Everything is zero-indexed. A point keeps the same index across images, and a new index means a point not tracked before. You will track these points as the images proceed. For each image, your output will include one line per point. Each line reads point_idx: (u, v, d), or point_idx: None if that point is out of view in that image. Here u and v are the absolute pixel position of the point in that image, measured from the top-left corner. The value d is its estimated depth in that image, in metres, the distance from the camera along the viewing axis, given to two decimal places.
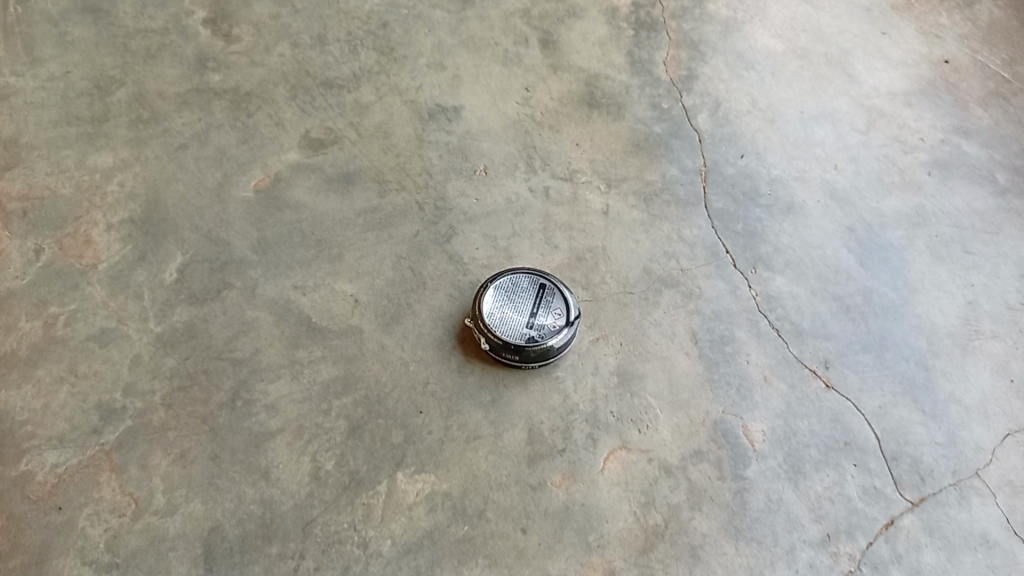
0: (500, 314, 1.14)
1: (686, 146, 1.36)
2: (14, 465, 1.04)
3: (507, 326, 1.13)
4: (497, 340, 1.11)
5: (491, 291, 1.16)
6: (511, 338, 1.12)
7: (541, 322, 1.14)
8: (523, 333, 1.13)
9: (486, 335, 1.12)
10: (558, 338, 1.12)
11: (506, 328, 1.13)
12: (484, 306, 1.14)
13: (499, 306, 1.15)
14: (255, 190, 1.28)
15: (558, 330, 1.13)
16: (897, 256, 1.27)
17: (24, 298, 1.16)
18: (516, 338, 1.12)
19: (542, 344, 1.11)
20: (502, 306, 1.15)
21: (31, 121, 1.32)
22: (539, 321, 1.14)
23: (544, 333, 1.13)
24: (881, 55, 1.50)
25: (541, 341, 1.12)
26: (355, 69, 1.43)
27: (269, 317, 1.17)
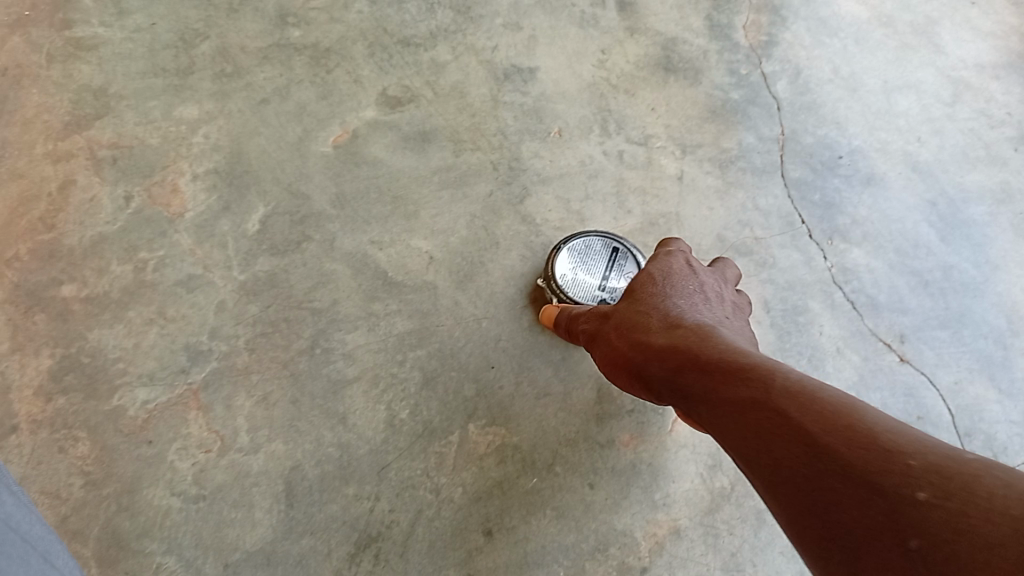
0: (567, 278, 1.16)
1: (763, 114, 1.35)
2: (107, 400, 1.10)
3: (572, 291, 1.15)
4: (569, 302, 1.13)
5: (565, 253, 1.17)
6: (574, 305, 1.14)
7: (613, 285, 1.17)
8: (595, 295, 1.16)
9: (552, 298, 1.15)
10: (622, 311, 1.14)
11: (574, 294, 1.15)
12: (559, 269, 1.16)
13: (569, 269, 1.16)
14: (334, 145, 1.31)
15: None
16: (980, 232, 1.26)
17: (115, 242, 1.21)
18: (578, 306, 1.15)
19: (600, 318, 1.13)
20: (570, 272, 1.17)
21: (120, 71, 1.36)
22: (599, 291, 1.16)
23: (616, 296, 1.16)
24: (970, 25, 1.44)
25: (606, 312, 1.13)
26: (432, 28, 1.43)
27: (347, 269, 1.20)
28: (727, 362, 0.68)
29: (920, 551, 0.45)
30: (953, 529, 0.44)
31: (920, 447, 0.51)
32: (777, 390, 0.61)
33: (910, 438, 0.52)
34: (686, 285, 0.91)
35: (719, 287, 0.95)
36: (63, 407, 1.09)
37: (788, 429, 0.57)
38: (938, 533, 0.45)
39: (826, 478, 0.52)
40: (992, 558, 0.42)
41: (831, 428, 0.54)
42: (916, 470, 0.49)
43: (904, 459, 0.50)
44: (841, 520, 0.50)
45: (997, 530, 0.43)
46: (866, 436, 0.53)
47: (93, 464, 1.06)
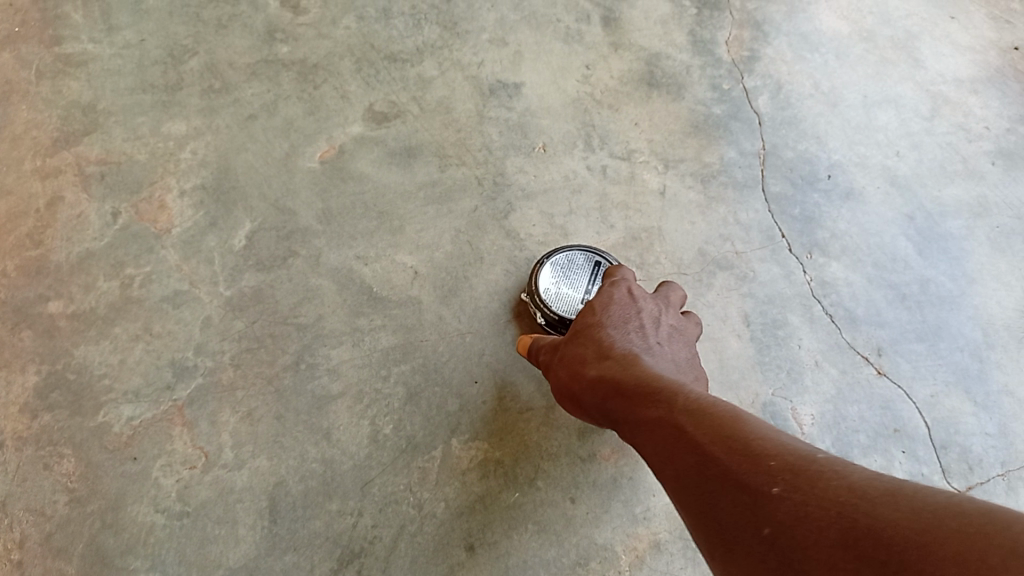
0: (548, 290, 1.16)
1: (745, 128, 1.36)
2: (93, 416, 1.11)
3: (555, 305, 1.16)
4: (553, 315, 1.14)
5: (548, 267, 1.18)
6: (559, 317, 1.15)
7: None
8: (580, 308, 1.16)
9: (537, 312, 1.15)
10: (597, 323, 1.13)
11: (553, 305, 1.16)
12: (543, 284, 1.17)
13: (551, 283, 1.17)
14: (320, 161, 1.32)
15: None
16: (957, 246, 1.27)
17: (102, 258, 1.22)
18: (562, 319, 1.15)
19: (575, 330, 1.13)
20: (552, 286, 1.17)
21: (108, 87, 1.37)
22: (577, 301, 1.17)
23: None
24: (949, 40, 1.46)
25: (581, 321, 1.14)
26: (419, 43, 1.45)
27: (332, 285, 1.21)
28: (644, 389, 0.76)
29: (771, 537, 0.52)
30: (794, 514, 0.52)
31: (782, 450, 0.59)
32: (679, 412, 0.69)
33: (778, 444, 0.60)
34: (625, 313, 0.95)
35: (661, 312, 0.98)
36: (48, 423, 1.10)
37: (686, 445, 0.65)
38: (783, 522, 0.52)
39: (713, 485, 0.60)
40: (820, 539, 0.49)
41: (717, 443, 0.62)
42: (774, 470, 0.57)
43: (767, 462, 0.58)
44: (722, 520, 0.58)
45: (826, 514, 0.50)
46: (742, 445, 0.61)
47: (79, 480, 1.07)
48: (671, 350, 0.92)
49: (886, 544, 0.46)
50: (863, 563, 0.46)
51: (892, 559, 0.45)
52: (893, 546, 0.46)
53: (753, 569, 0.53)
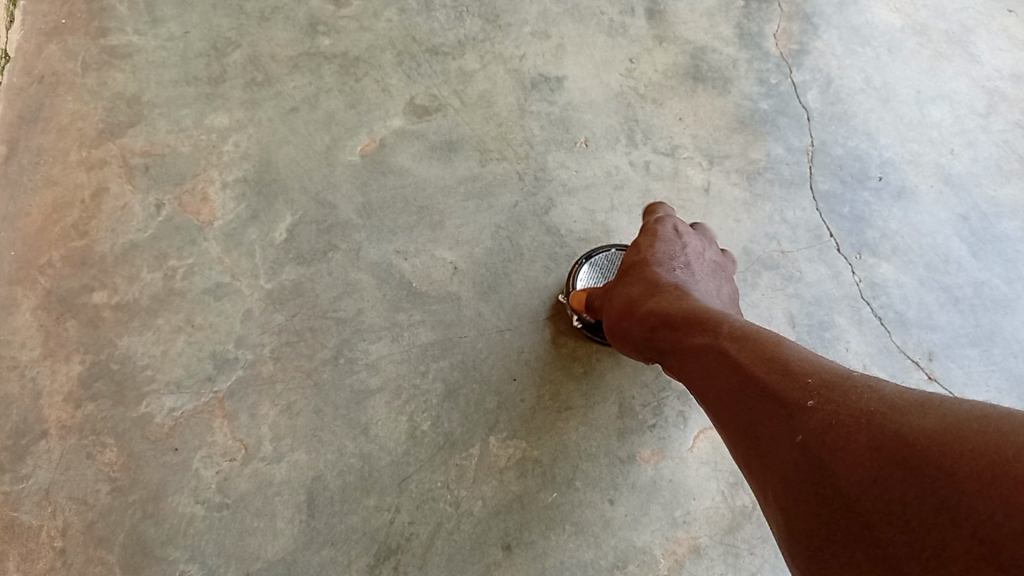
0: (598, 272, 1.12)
1: (793, 124, 1.33)
2: (135, 406, 1.12)
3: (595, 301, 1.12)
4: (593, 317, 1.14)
5: (586, 269, 1.18)
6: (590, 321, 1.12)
7: None
8: None
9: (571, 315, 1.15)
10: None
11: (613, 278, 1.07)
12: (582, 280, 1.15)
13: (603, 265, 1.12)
14: (361, 154, 1.32)
15: None
16: (1013, 248, 1.24)
17: (146, 250, 1.23)
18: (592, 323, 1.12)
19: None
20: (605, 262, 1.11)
21: (153, 79, 1.38)
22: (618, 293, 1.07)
23: None
24: (1006, 35, 1.41)
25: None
26: (460, 36, 1.43)
27: (372, 279, 1.21)
28: (688, 315, 0.79)
29: (804, 445, 0.56)
30: (827, 425, 0.55)
31: (816, 367, 0.61)
32: (718, 335, 0.72)
33: (815, 363, 0.62)
34: (672, 250, 0.98)
35: (704, 249, 1.02)
36: (92, 412, 1.11)
37: (724, 366, 0.68)
38: (815, 430, 0.55)
39: (750, 399, 0.63)
40: (851, 447, 0.52)
41: (755, 361, 0.65)
42: (811, 385, 0.59)
43: (802, 380, 0.60)
44: (758, 434, 0.61)
45: (858, 424, 0.53)
46: (779, 362, 0.63)
47: (120, 470, 1.09)
48: (717, 288, 0.95)
49: (911, 448, 0.49)
50: (890, 466, 0.49)
51: (914, 459, 0.48)
52: (908, 444, 0.49)
53: (788, 475, 0.56)
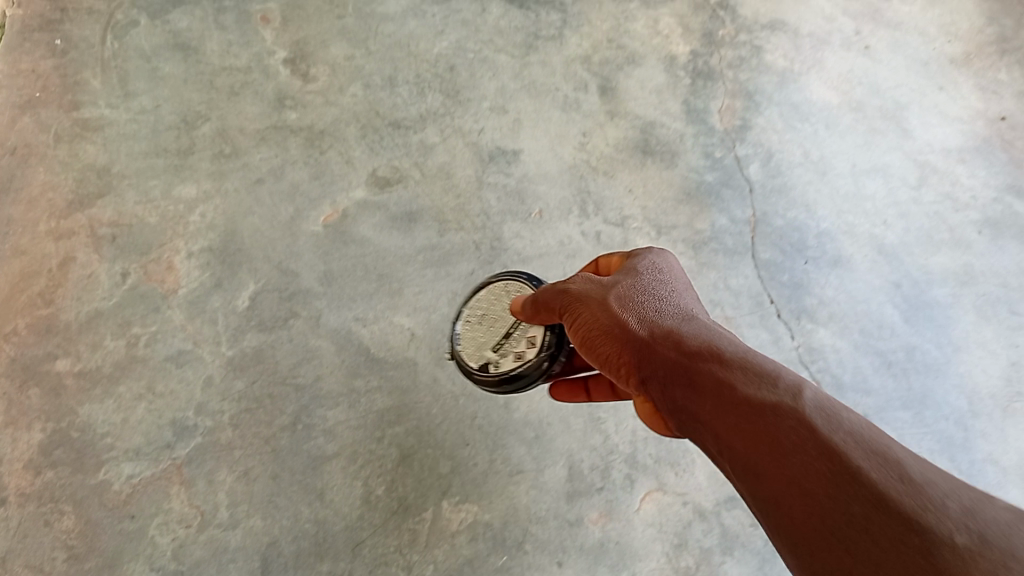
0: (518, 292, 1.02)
1: (736, 196, 1.39)
2: (94, 474, 1.16)
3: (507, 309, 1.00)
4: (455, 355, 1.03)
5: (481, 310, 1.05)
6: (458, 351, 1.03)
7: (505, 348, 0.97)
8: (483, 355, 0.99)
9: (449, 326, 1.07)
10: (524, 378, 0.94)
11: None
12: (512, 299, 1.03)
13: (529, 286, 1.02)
14: (324, 225, 1.37)
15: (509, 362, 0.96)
16: (943, 313, 1.30)
17: (109, 318, 1.27)
18: (468, 349, 1.02)
19: (524, 354, 0.95)
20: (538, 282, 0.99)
21: (123, 151, 1.43)
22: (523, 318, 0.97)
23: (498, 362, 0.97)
24: (937, 110, 1.49)
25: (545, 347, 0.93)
26: (421, 111, 1.49)
27: (331, 345, 1.25)
28: (739, 363, 0.64)
29: None
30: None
31: (949, 490, 0.49)
32: (794, 394, 0.59)
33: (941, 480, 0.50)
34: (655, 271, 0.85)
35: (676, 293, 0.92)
36: (51, 479, 1.15)
37: (811, 443, 0.54)
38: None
39: (856, 506, 0.50)
40: None
41: (859, 448, 0.53)
42: (952, 510, 0.47)
43: (937, 497, 0.48)
44: (869, 552, 0.48)
45: None
46: (896, 467, 0.51)
47: (77, 538, 1.12)
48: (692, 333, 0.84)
49: None
50: None
51: None
52: None
53: None
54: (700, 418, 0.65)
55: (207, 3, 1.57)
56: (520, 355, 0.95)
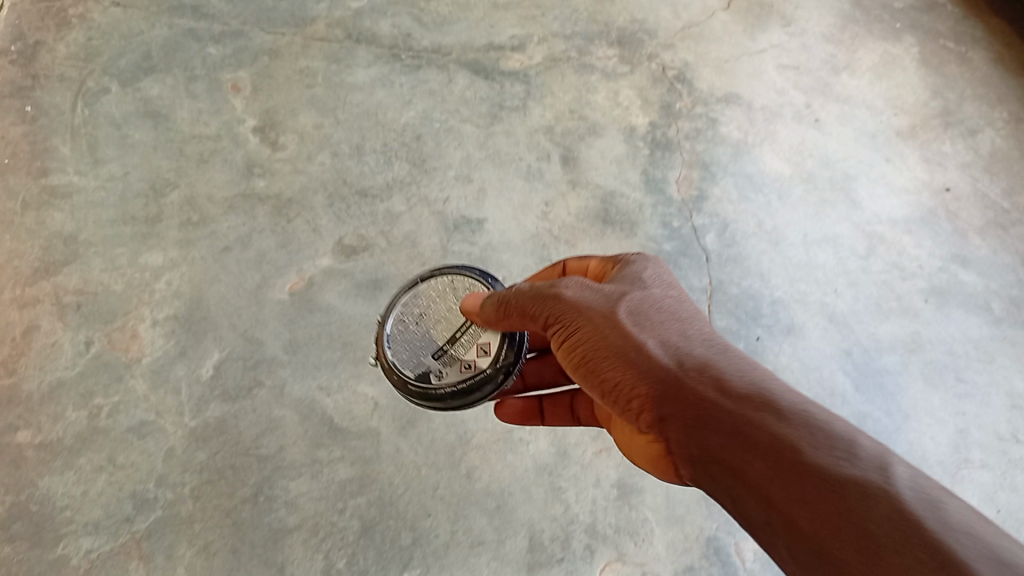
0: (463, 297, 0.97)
1: (693, 264, 1.43)
2: (52, 548, 1.19)
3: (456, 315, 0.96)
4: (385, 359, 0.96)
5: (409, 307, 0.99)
6: (393, 354, 0.95)
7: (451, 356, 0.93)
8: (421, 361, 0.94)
9: (376, 325, 0.98)
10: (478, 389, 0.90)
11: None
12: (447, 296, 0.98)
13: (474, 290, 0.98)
14: (290, 293, 1.39)
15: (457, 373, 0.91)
16: (892, 381, 1.36)
17: (72, 388, 1.29)
18: (410, 352, 0.95)
19: (476, 363, 0.91)
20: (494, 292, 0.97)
21: (91, 218, 1.44)
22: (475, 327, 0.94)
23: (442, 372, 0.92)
24: (884, 181, 1.56)
25: (506, 362, 0.91)
26: (388, 179, 1.52)
27: (294, 415, 1.27)
28: (797, 421, 0.68)
29: None
30: None
31: None
32: (876, 469, 0.62)
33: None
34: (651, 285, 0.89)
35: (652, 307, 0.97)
36: (8, 555, 1.18)
37: (897, 523, 0.57)
38: None
39: None
40: None
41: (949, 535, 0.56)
42: None
43: None
44: None
45: None
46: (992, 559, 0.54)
47: None
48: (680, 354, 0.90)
49: None
50: None
51: None
52: None
53: None
54: (739, 468, 0.68)
55: (178, 70, 1.60)
56: (467, 365, 0.91)
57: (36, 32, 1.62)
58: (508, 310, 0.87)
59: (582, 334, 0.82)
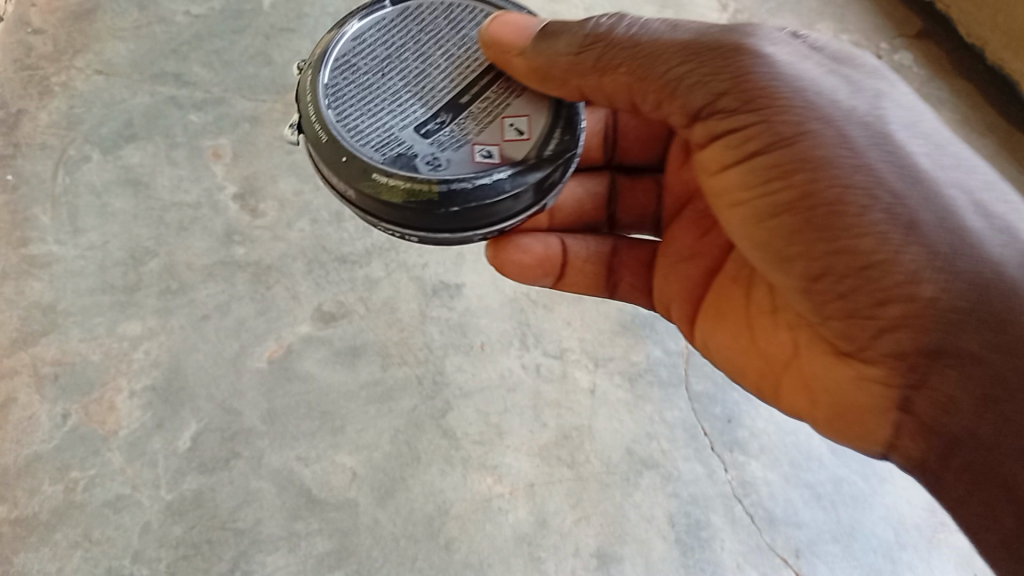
0: (429, 70, 0.84)
1: (670, 327, 1.43)
2: None
3: (435, 95, 0.82)
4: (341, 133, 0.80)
5: (363, 68, 0.84)
6: (361, 145, 0.79)
7: (447, 139, 0.80)
8: (404, 142, 0.80)
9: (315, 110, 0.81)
10: (507, 185, 0.79)
11: (486, 90, 0.84)
12: (411, 52, 0.85)
13: (437, 61, 0.85)
14: (269, 361, 1.39)
15: (466, 164, 0.79)
16: None
17: (48, 462, 1.29)
18: (389, 143, 0.79)
19: (502, 152, 0.81)
20: (474, 69, 0.85)
21: (70, 288, 1.44)
22: (470, 110, 0.82)
23: (442, 158, 0.79)
24: None
25: (535, 150, 0.82)
26: (367, 245, 1.50)
27: (272, 487, 1.28)
28: None
29: None
30: None
31: None
32: None
33: None
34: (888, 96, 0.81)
35: None
36: None
37: None
38: None
39: None
40: None
41: None
42: None
43: None
44: None
45: None
46: None
47: None
48: None
49: None
50: None
51: None
52: None
53: None
54: None
55: (160, 137, 1.62)
56: (482, 153, 0.80)
57: (18, 100, 1.64)
58: (625, 65, 0.81)
59: (815, 153, 0.75)
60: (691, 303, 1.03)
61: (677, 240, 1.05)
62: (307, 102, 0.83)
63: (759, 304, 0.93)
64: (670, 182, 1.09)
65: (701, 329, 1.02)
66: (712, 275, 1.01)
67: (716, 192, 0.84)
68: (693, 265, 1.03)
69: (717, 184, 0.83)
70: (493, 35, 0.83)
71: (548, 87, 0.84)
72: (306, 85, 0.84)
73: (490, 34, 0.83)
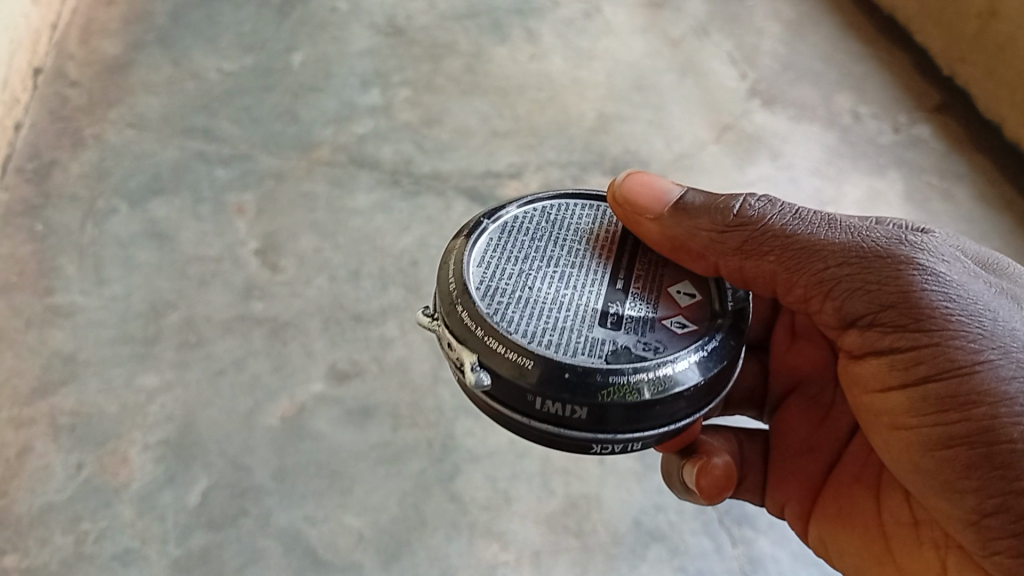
0: (567, 270, 0.91)
1: None
2: None
3: (599, 289, 0.90)
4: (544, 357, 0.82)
5: (505, 299, 0.88)
6: (576, 357, 0.83)
7: (632, 322, 0.87)
8: (603, 339, 0.85)
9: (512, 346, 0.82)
10: (712, 346, 0.87)
11: (631, 274, 0.93)
12: (537, 260, 0.92)
13: (565, 262, 0.92)
14: (281, 418, 1.40)
15: (674, 343, 0.87)
16: None
17: (60, 512, 1.30)
18: (596, 348, 0.84)
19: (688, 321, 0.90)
20: (607, 259, 0.94)
21: (90, 339, 1.47)
22: (632, 299, 0.90)
23: (650, 346, 0.86)
24: None
25: (710, 312, 0.91)
26: (383, 305, 1.53)
27: (278, 546, 1.28)
28: None
29: None
30: None
31: None
32: None
33: None
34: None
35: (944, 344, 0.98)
36: None
37: None
38: None
39: None
40: None
41: None
42: None
43: None
44: None
45: None
46: None
47: None
48: None
49: None
50: None
51: None
52: None
53: None
54: None
55: (186, 191, 1.66)
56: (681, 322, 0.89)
57: (52, 150, 1.69)
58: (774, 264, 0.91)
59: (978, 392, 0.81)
60: (809, 496, 1.10)
61: (791, 432, 1.12)
62: (480, 340, 0.84)
63: (895, 516, 0.98)
64: (776, 367, 1.16)
65: (817, 525, 1.08)
66: (832, 471, 1.08)
67: (873, 408, 0.90)
68: (813, 460, 1.10)
69: (877, 397, 0.89)
70: (626, 200, 0.96)
71: (682, 258, 0.94)
72: (467, 322, 0.85)
73: (625, 198, 0.96)
